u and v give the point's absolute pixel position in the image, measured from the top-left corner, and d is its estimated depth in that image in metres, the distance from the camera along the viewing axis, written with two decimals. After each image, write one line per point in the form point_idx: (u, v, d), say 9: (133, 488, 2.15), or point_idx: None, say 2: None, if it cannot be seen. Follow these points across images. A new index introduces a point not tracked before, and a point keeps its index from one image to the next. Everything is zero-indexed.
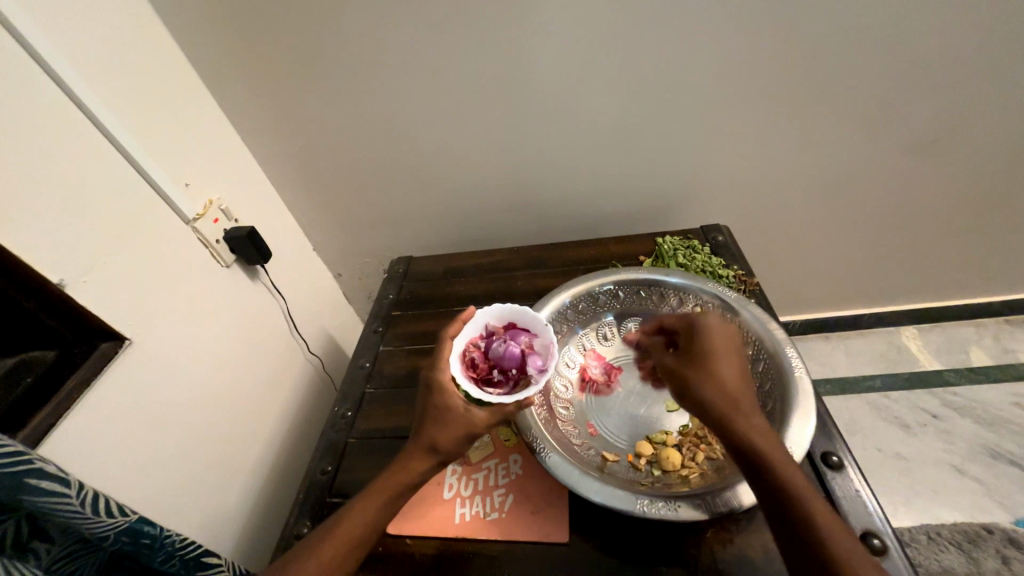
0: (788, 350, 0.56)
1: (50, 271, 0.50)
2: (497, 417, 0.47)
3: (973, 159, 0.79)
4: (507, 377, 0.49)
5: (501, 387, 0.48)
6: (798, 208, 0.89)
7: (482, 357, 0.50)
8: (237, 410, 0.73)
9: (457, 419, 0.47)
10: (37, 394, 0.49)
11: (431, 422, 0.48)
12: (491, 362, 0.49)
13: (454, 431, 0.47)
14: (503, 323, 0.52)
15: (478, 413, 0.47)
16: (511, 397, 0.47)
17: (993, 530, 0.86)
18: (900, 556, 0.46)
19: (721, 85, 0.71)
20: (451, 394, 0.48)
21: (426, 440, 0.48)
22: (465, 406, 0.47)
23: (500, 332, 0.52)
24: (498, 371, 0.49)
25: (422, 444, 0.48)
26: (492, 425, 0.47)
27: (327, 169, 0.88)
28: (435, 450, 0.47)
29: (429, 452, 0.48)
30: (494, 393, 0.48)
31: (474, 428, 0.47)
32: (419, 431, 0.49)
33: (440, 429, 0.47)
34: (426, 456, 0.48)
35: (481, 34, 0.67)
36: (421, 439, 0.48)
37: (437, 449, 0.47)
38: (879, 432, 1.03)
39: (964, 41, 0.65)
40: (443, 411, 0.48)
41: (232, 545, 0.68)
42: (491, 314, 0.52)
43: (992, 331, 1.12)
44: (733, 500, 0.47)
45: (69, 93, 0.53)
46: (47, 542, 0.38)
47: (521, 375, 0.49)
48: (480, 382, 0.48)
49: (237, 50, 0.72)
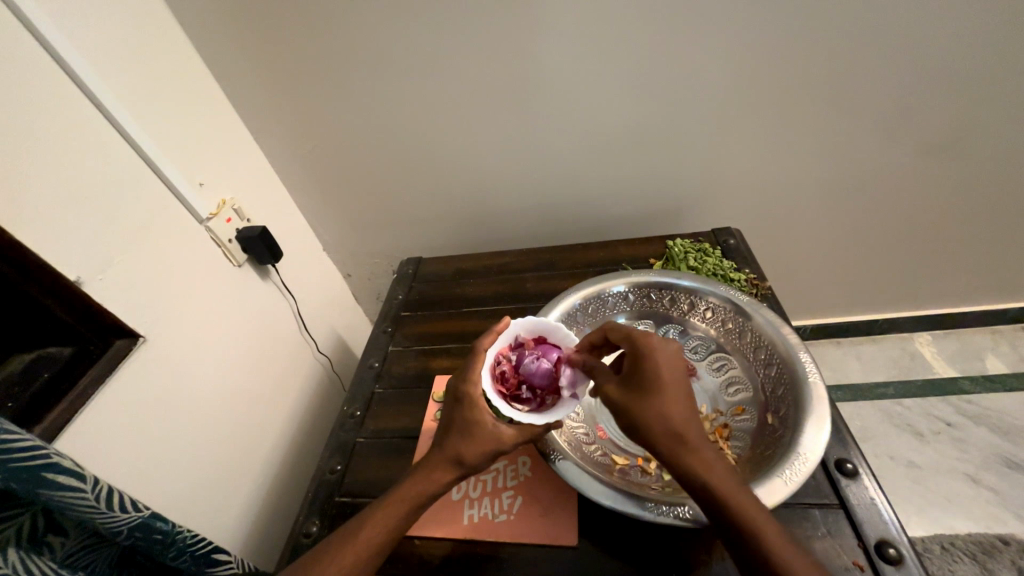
0: (802, 354, 0.55)
1: (67, 269, 0.50)
2: (525, 436, 0.48)
3: (990, 163, 0.78)
4: (534, 395, 0.50)
5: (527, 404, 0.50)
6: (810, 211, 0.88)
7: (512, 370, 0.51)
8: (247, 409, 0.73)
9: (485, 435, 0.47)
10: (54, 387, 0.49)
11: (458, 434, 0.47)
12: (521, 378, 0.50)
13: (481, 446, 0.46)
14: (532, 336, 0.54)
15: (506, 430, 0.47)
16: (539, 416, 0.48)
17: (1009, 541, 0.85)
18: (916, 566, 0.46)
19: (733, 87, 0.70)
20: (481, 410, 0.47)
21: (451, 453, 0.47)
22: (494, 422, 0.47)
23: (530, 345, 0.53)
24: (527, 388, 0.50)
25: (446, 456, 0.47)
26: (519, 444, 0.47)
27: (338, 170, 0.88)
28: (460, 464, 0.47)
29: (453, 465, 0.47)
30: (522, 409, 0.49)
31: (501, 446, 0.47)
32: (444, 443, 0.48)
33: (466, 443, 0.47)
34: (450, 469, 0.47)
35: (492, 35, 0.68)
36: (445, 451, 0.47)
37: (462, 462, 0.47)
38: (892, 439, 1.01)
39: (980, 44, 0.64)
40: (471, 426, 0.47)
41: (241, 543, 0.69)
42: (523, 327, 0.53)
43: (1007, 338, 1.10)
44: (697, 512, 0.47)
45: (88, 94, 0.54)
46: (61, 536, 0.39)
47: (549, 394, 0.50)
48: (508, 396, 0.50)
49: (250, 51, 0.73)
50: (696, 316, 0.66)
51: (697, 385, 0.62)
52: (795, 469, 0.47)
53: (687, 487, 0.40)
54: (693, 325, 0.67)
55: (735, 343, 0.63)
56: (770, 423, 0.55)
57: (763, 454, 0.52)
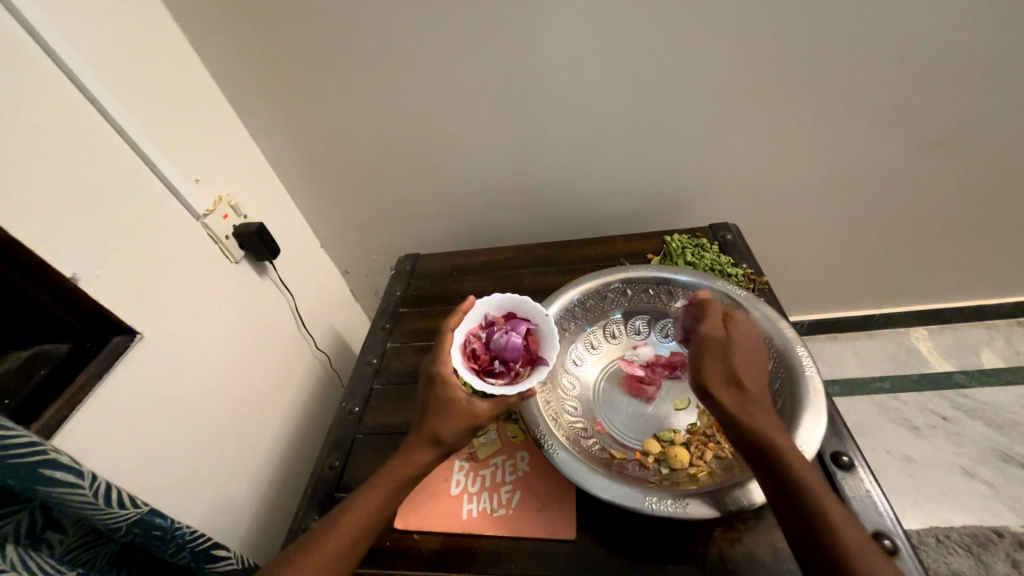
0: (798, 348, 0.55)
1: (64, 266, 0.50)
2: (500, 408, 0.48)
3: (985, 158, 0.78)
4: (508, 368, 0.50)
5: (502, 377, 0.50)
6: (807, 207, 0.88)
7: (483, 347, 0.52)
8: (246, 405, 0.73)
9: (460, 411, 0.48)
10: (51, 385, 0.49)
11: (433, 414, 0.48)
12: (492, 353, 0.51)
13: (458, 422, 0.47)
14: (501, 313, 0.54)
15: (480, 404, 0.48)
16: (513, 387, 0.49)
17: (1003, 534, 0.85)
18: (911, 558, 0.46)
19: (730, 81, 0.70)
20: (453, 387, 0.48)
21: (429, 432, 0.48)
22: (467, 398, 0.48)
23: (500, 322, 0.54)
24: (499, 361, 0.51)
25: (424, 436, 0.48)
26: (495, 416, 0.48)
27: (335, 167, 0.88)
28: (438, 443, 0.48)
29: (431, 444, 0.48)
30: (496, 383, 0.49)
31: (477, 420, 0.48)
32: (421, 425, 0.49)
33: (442, 421, 0.48)
34: (429, 448, 0.48)
35: (488, 31, 0.67)
36: (422, 432, 0.48)
37: (439, 440, 0.48)
38: (888, 434, 1.02)
39: (976, 41, 0.64)
40: (445, 404, 0.48)
41: (240, 538, 0.69)
42: (491, 305, 0.54)
43: (1003, 332, 1.11)
44: (744, 498, 0.47)
45: (82, 88, 0.54)
46: (60, 533, 0.39)
47: (522, 365, 0.51)
48: (482, 372, 0.50)
49: (246, 47, 0.72)
50: None
51: None
52: None
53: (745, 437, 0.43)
54: None
55: None
56: None
57: None
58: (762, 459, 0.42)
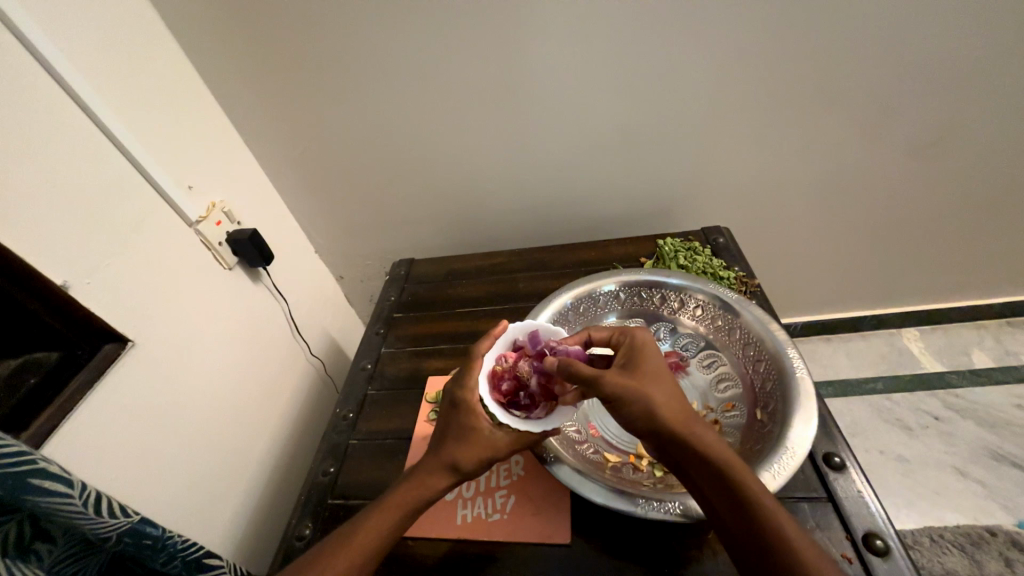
0: (789, 350, 0.56)
1: (53, 273, 0.50)
2: (520, 443, 0.49)
3: (972, 160, 0.79)
4: (532, 401, 0.51)
5: (525, 411, 0.50)
6: (797, 209, 0.89)
7: (511, 377, 0.51)
8: (239, 413, 0.73)
9: (481, 440, 0.48)
10: (41, 394, 0.49)
11: (454, 440, 0.49)
12: (518, 384, 0.51)
13: (477, 452, 0.48)
14: (529, 340, 0.54)
15: (501, 437, 0.48)
16: (535, 424, 0.49)
17: (997, 533, 0.86)
18: (903, 557, 0.46)
19: (720, 86, 0.71)
20: (477, 416, 0.49)
21: (446, 458, 0.48)
22: (490, 428, 0.48)
23: (528, 349, 0.53)
24: (524, 394, 0.51)
25: (441, 461, 0.48)
26: (514, 450, 0.49)
27: (329, 173, 0.88)
28: (455, 470, 0.48)
29: (449, 470, 0.48)
30: (519, 416, 0.50)
31: (497, 452, 0.48)
32: (439, 447, 0.49)
33: (461, 448, 0.48)
34: (445, 474, 0.48)
35: (480, 37, 0.68)
36: (440, 456, 0.49)
37: (456, 467, 0.48)
38: (881, 434, 1.03)
39: (959, 45, 0.66)
40: (467, 432, 0.48)
41: (233, 546, 0.68)
42: (520, 331, 0.54)
43: (993, 333, 1.12)
44: None
45: (75, 96, 0.54)
46: (48, 543, 0.38)
47: (545, 400, 0.51)
48: (506, 403, 0.50)
49: (240, 55, 0.72)
50: (686, 314, 0.67)
51: (686, 381, 0.62)
52: (784, 463, 0.47)
53: (685, 446, 0.42)
54: (683, 323, 0.67)
55: (725, 340, 0.64)
56: (759, 419, 0.55)
57: (752, 450, 0.52)
58: (698, 486, 0.42)
